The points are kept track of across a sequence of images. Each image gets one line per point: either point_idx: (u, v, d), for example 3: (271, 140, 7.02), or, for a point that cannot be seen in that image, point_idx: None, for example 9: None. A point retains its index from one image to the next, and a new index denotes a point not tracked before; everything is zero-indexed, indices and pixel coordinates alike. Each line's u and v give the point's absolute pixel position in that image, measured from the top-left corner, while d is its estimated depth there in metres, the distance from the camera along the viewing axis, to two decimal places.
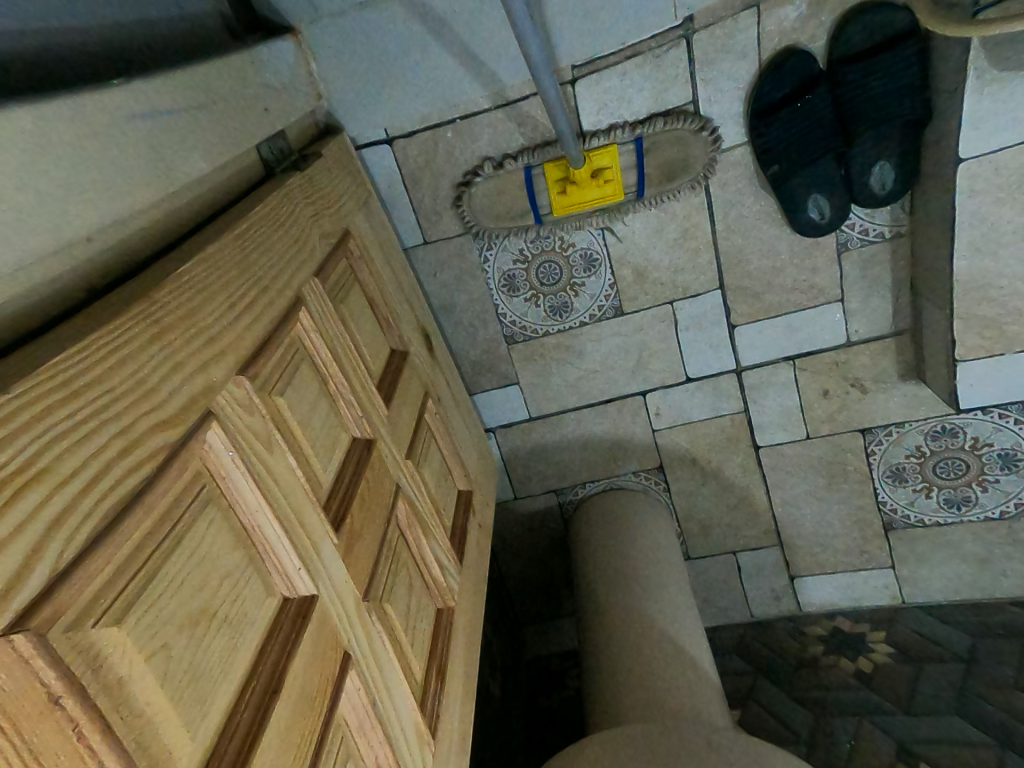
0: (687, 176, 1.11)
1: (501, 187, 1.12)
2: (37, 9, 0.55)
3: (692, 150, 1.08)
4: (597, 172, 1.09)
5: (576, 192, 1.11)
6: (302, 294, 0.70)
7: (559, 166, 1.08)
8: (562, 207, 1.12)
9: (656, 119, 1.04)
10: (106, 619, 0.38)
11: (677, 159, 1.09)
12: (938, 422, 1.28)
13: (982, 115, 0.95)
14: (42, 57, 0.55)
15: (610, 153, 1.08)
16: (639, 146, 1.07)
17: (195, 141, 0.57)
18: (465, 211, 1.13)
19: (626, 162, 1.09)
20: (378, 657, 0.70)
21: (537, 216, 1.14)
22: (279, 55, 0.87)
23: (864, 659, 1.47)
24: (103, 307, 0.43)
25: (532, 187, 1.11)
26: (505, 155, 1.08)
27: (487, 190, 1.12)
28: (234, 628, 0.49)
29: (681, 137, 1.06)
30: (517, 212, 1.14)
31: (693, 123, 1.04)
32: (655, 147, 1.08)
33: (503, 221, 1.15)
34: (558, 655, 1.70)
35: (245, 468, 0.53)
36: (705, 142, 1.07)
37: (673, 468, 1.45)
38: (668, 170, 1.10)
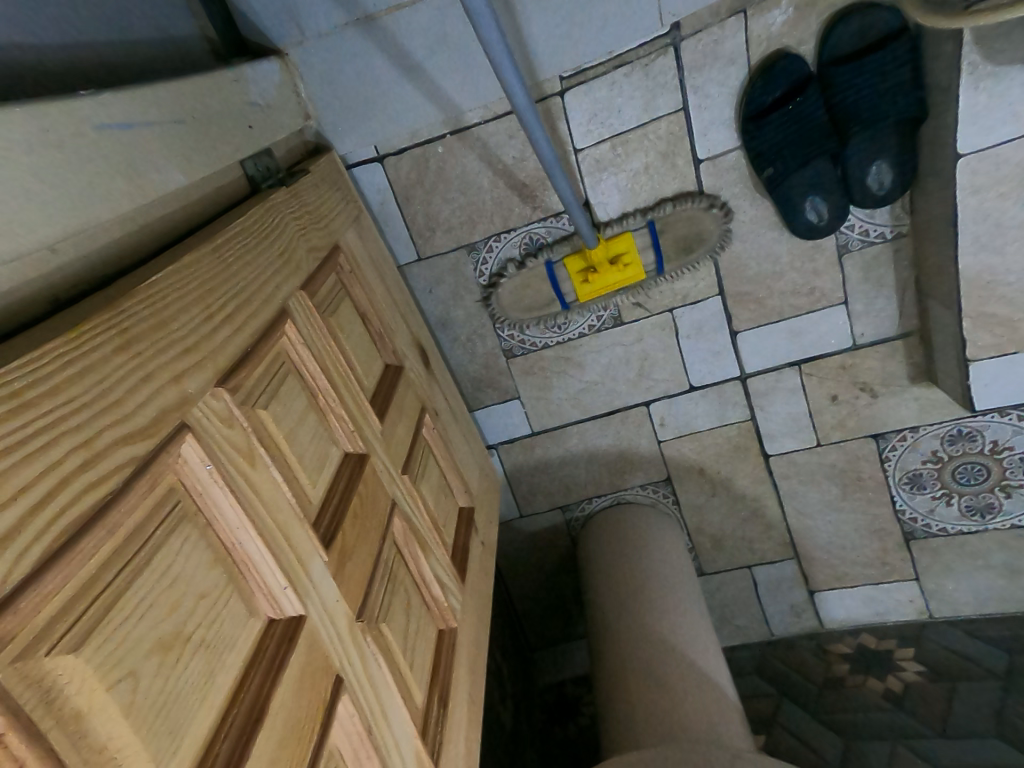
0: (703, 247, 1.15)
1: (525, 282, 1.19)
2: (11, 33, 0.56)
3: (703, 224, 1.13)
4: (616, 258, 1.14)
5: (598, 278, 1.15)
6: (287, 306, 0.69)
7: (579, 259, 1.14)
8: (586, 293, 1.17)
9: (666, 204, 1.10)
10: (62, 646, 0.36)
11: (691, 234, 1.13)
12: (953, 425, 1.23)
13: (980, 109, 0.92)
14: (14, 74, 0.55)
15: (624, 240, 1.13)
16: (651, 228, 1.12)
17: (167, 155, 0.57)
18: (494, 304, 1.21)
19: (641, 244, 1.15)
20: (374, 682, 0.67)
21: (563, 302, 1.20)
22: (264, 77, 0.89)
23: (892, 677, 1.39)
24: (69, 316, 0.43)
25: (554, 279, 1.17)
26: (526, 253, 1.16)
27: (512, 286, 1.20)
28: (211, 652, 0.47)
29: (692, 215, 1.12)
30: (544, 302, 1.21)
31: (702, 201, 1.10)
32: (669, 226, 1.13)
33: (532, 311, 1.22)
34: (572, 680, 1.64)
35: (223, 483, 0.52)
36: (715, 217, 1.12)
37: (681, 480, 1.41)
38: (683, 245, 1.14)
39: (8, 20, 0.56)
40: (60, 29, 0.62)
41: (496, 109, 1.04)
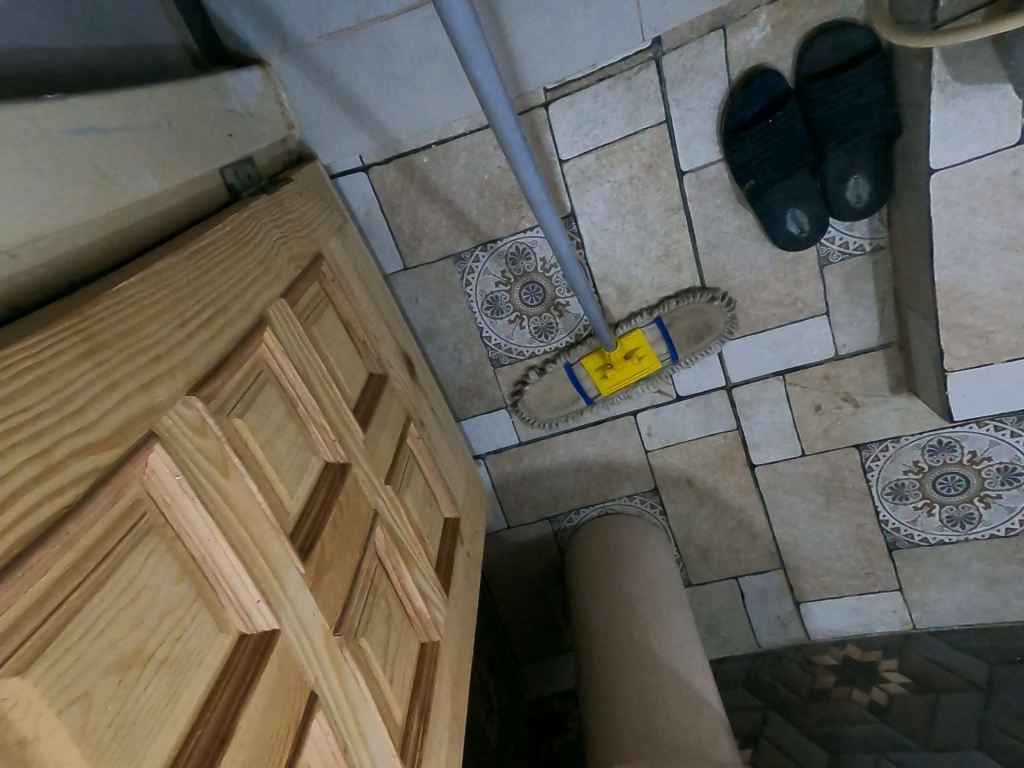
0: (712, 336, 1.21)
1: (548, 385, 1.28)
2: None
3: (710, 315, 1.20)
4: (629, 353, 1.21)
5: (617, 372, 1.23)
6: (267, 315, 0.68)
7: (595, 358, 1.23)
8: (608, 386, 1.24)
9: (669, 301, 1.19)
10: (9, 668, 0.34)
11: (699, 324, 1.20)
12: (933, 436, 1.24)
13: (949, 127, 0.94)
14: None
15: (636, 337, 1.21)
16: (660, 324, 1.20)
17: (140, 162, 0.56)
18: (523, 411, 1.31)
19: (654, 338, 1.22)
20: (351, 698, 0.66)
21: (586, 398, 1.28)
22: (246, 86, 0.89)
23: (877, 689, 1.38)
24: (31, 322, 0.42)
25: (575, 377, 1.25)
26: (545, 359, 1.26)
27: (536, 391, 1.29)
28: (175, 669, 0.46)
29: (697, 308, 1.19)
30: (568, 399, 1.29)
31: (703, 296, 1.18)
32: (676, 321, 1.20)
33: (557, 409, 1.31)
34: (560, 695, 1.62)
35: (194, 493, 0.51)
36: (720, 307, 1.19)
37: (667, 490, 1.41)
38: (694, 334, 1.21)
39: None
40: (29, 34, 0.61)
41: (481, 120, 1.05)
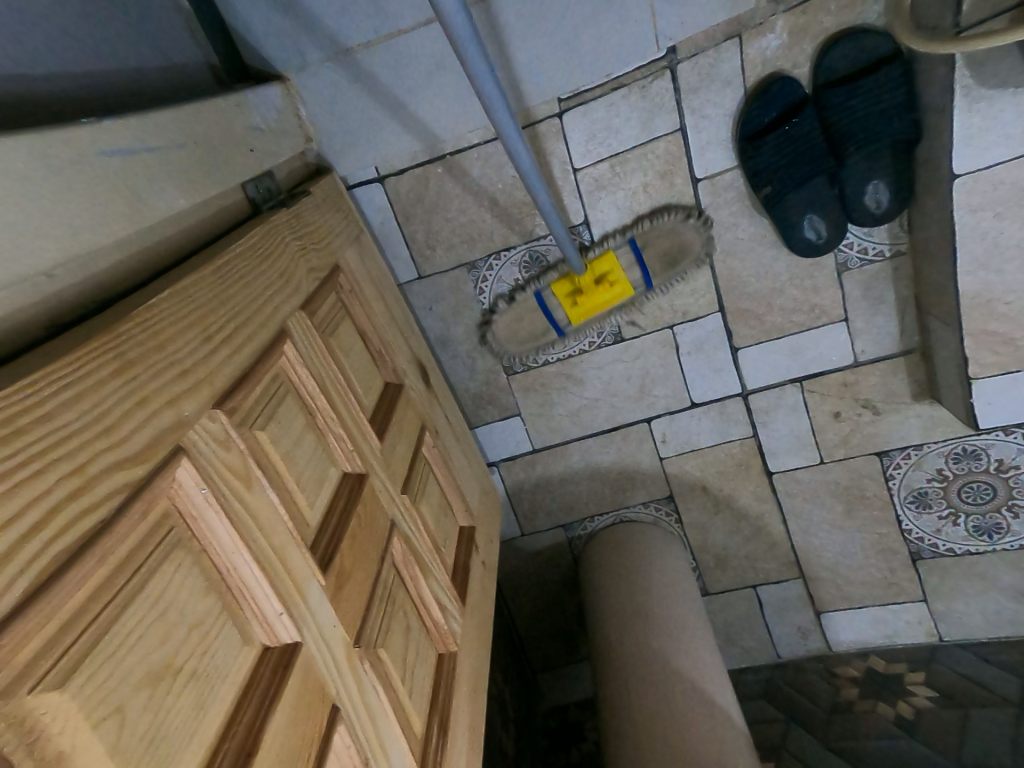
0: (688, 260, 1.15)
1: (518, 314, 1.21)
2: (14, 62, 0.56)
3: (685, 236, 1.13)
4: (601, 278, 1.14)
5: (588, 299, 1.16)
6: (286, 327, 0.69)
7: (565, 283, 1.15)
8: (579, 314, 1.18)
9: (643, 220, 1.11)
10: (48, 684, 0.35)
11: (674, 247, 1.14)
12: (957, 443, 1.22)
13: (973, 132, 0.93)
14: (13, 96, 0.55)
15: (609, 259, 1.14)
16: (634, 246, 1.13)
17: (167, 179, 0.58)
18: (491, 342, 1.24)
19: (627, 262, 1.15)
20: (372, 710, 0.66)
21: (558, 329, 1.21)
22: (267, 101, 0.90)
23: (903, 703, 1.34)
24: (66, 340, 0.42)
25: (546, 307, 1.18)
26: (513, 285, 1.18)
27: (505, 321, 1.22)
28: (203, 683, 0.46)
29: (673, 228, 1.12)
30: (538, 331, 1.22)
31: (679, 213, 1.10)
32: (650, 242, 1.13)
33: (528, 341, 1.24)
34: (577, 704, 1.61)
35: (219, 507, 0.51)
36: (696, 227, 1.12)
37: (683, 498, 1.40)
38: (669, 258, 1.14)
39: (8, 46, 0.56)
40: (61, 56, 0.63)
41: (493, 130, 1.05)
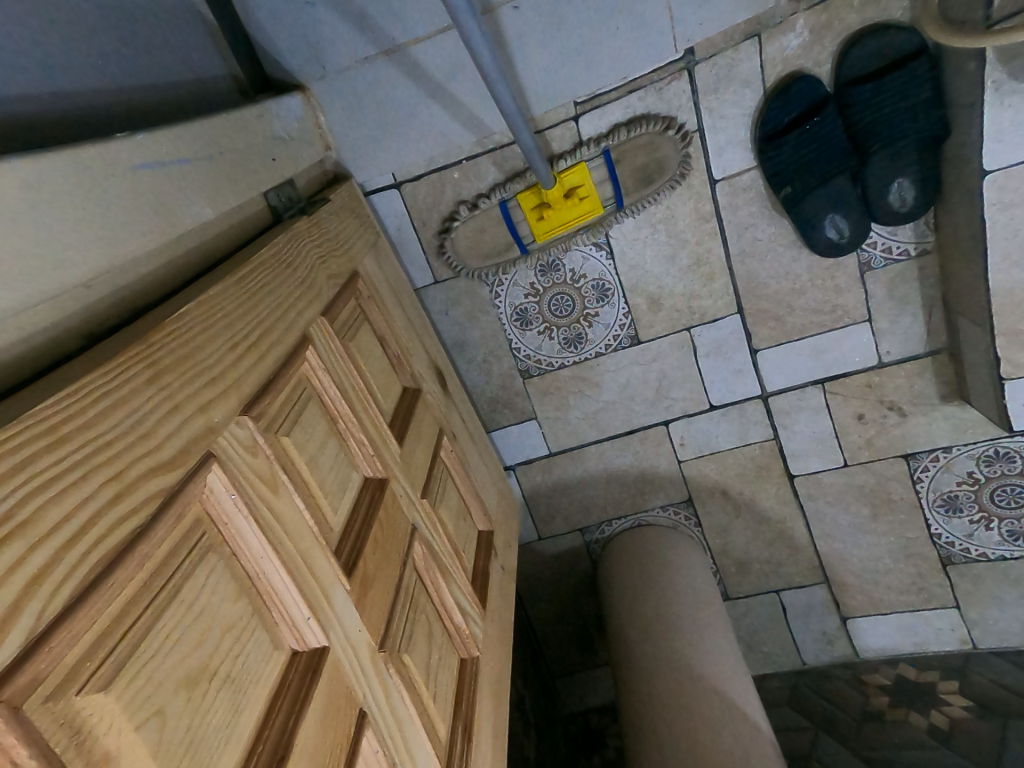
0: (663, 177, 1.07)
1: (481, 226, 1.13)
2: (47, 77, 0.58)
3: (662, 151, 1.05)
4: (571, 192, 1.07)
5: (555, 215, 1.08)
6: (308, 333, 0.70)
7: (533, 194, 1.08)
8: (544, 230, 1.10)
9: (619, 129, 1.03)
10: (92, 685, 0.35)
11: (649, 163, 1.06)
12: (989, 445, 1.19)
13: (1005, 126, 0.92)
14: (49, 113, 0.57)
15: (580, 172, 1.06)
16: (607, 158, 1.05)
17: (196, 189, 0.59)
18: (450, 257, 1.15)
19: (599, 177, 1.07)
20: (397, 714, 0.66)
21: (522, 246, 1.13)
22: (288, 110, 0.91)
23: (937, 713, 1.33)
24: (103, 349, 0.43)
25: (510, 219, 1.11)
26: (478, 195, 1.10)
27: (467, 231, 1.13)
28: (236, 686, 0.46)
29: (649, 140, 1.04)
30: (500, 246, 1.14)
31: (658, 124, 1.03)
32: (625, 155, 1.06)
33: (490, 259, 1.16)
34: (597, 710, 1.60)
35: (248, 512, 0.52)
36: (674, 140, 1.04)
37: (702, 501, 1.38)
38: (642, 175, 1.07)
39: (44, 64, 0.58)
40: (92, 70, 0.64)
41: (495, 140, 1.06)
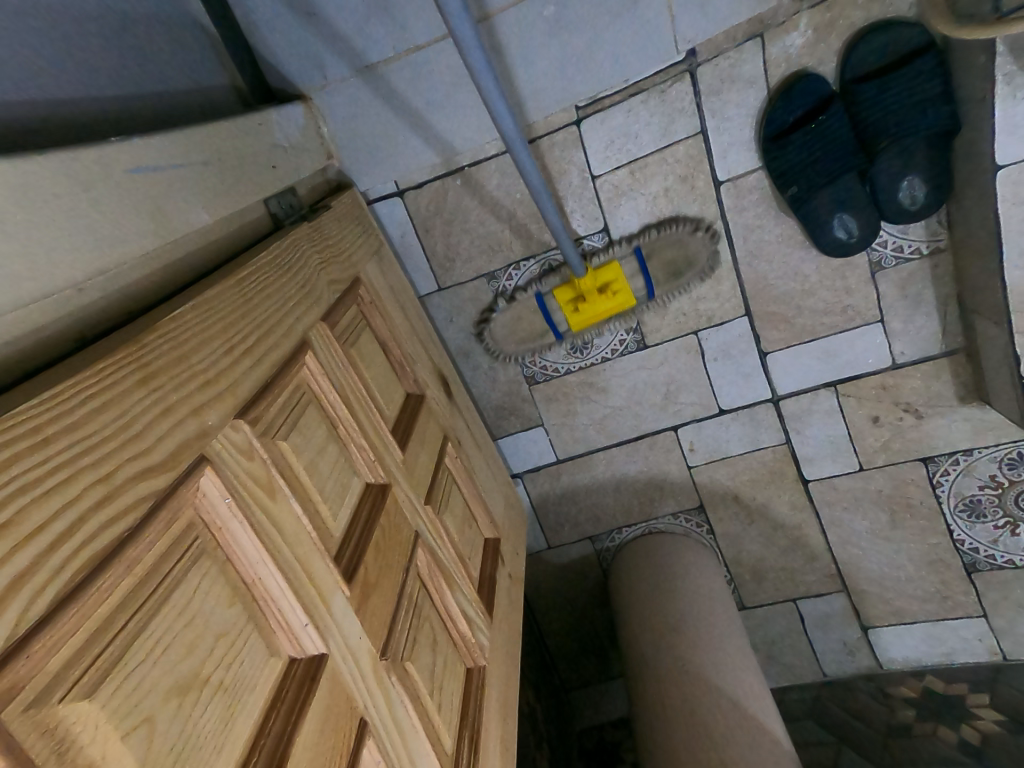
0: (692, 271, 1.13)
1: (517, 315, 1.19)
2: (44, 87, 0.58)
3: (691, 249, 1.12)
4: (605, 286, 1.12)
5: (589, 307, 1.13)
6: (307, 337, 0.70)
7: (568, 289, 1.13)
8: (579, 321, 1.15)
9: (649, 230, 1.10)
10: (75, 693, 0.35)
11: (679, 258, 1.12)
12: (1011, 448, 1.15)
13: (1020, 120, 0.88)
14: (51, 122, 0.58)
15: (613, 268, 1.12)
16: (638, 254, 1.11)
17: (190, 195, 0.59)
18: (487, 341, 1.22)
19: (631, 271, 1.13)
20: (399, 724, 0.64)
21: (557, 333, 1.19)
22: (289, 120, 0.92)
23: (968, 727, 1.29)
24: (93, 351, 0.43)
25: (546, 309, 1.16)
26: (515, 288, 1.17)
27: (505, 320, 1.20)
28: (230, 694, 0.46)
29: (678, 240, 1.11)
30: (537, 332, 1.20)
31: (686, 225, 1.09)
32: (655, 251, 1.12)
33: (524, 343, 1.22)
34: (612, 724, 1.57)
35: (243, 517, 0.51)
36: (702, 239, 1.10)
37: (714, 508, 1.36)
38: (672, 269, 1.13)
39: (43, 74, 0.59)
40: (90, 82, 0.65)
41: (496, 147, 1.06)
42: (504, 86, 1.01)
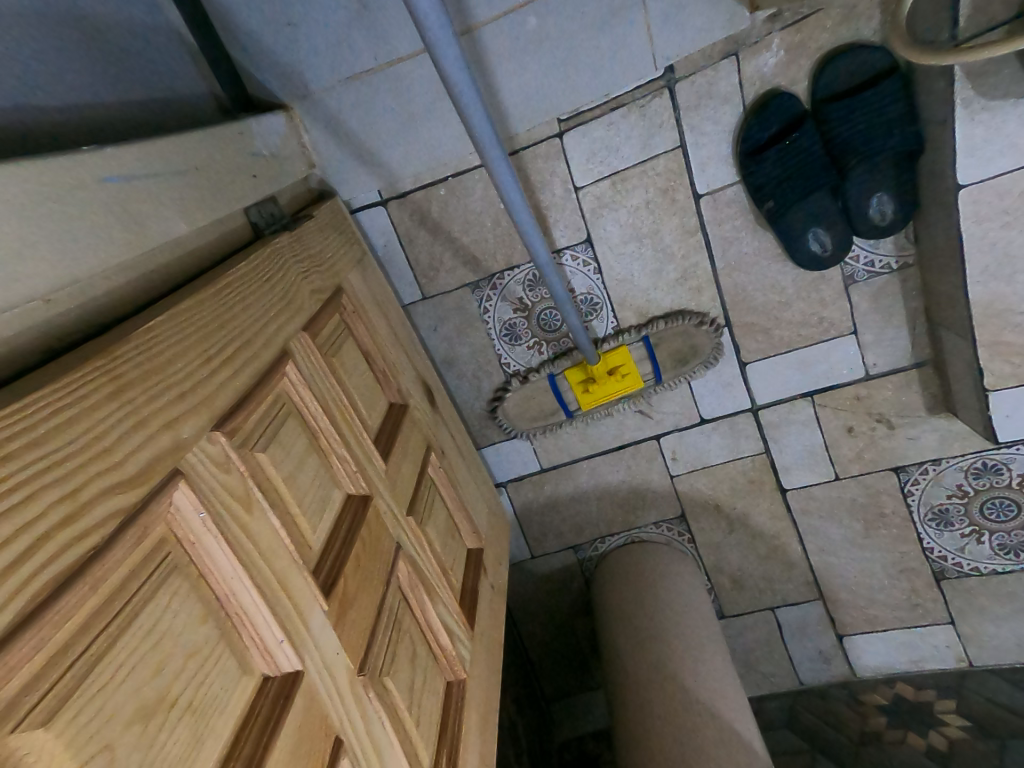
0: (697, 360, 1.20)
1: (529, 394, 1.25)
2: (16, 93, 0.58)
3: (696, 340, 1.19)
4: (613, 370, 1.19)
5: (599, 388, 1.20)
6: (288, 348, 0.69)
7: (578, 371, 1.20)
8: (589, 400, 1.22)
9: (658, 321, 1.17)
10: (31, 721, 0.33)
11: (685, 348, 1.19)
12: (977, 458, 1.18)
13: (977, 142, 0.92)
14: (19, 128, 0.57)
15: (621, 353, 1.19)
16: (646, 343, 1.18)
17: (167, 203, 0.58)
18: (500, 417, 1.27)
19: (639, 356, 1.20)
20: (376, 741, 0.64)
21: (567, 410, 1.25)
22: (270, 129, 0.92)
23: (935, 734, 1.31)
24: (61, 364, 0.42)
25: (557, 389, 1.23)
26: (528, 368, 1.23)
27: (517, 398, 1.26)
28: (199, 715, 0.45)
29: (685, 331, 1.18)
30: (548, 410, 1.26)
31: (692, 319, 1.16)
32: (663, 341, 1.19)
33: (535, 419, 1.28)
34: (593, 735, 1.56)
35: (217, 533, 0.50)
36: (707, 332, 1.18)
37: (695, 517, 1.37)
38: (678, 357, 1.20)
39: (11, 79, 0.58)
40: (59, 86, 0.64)
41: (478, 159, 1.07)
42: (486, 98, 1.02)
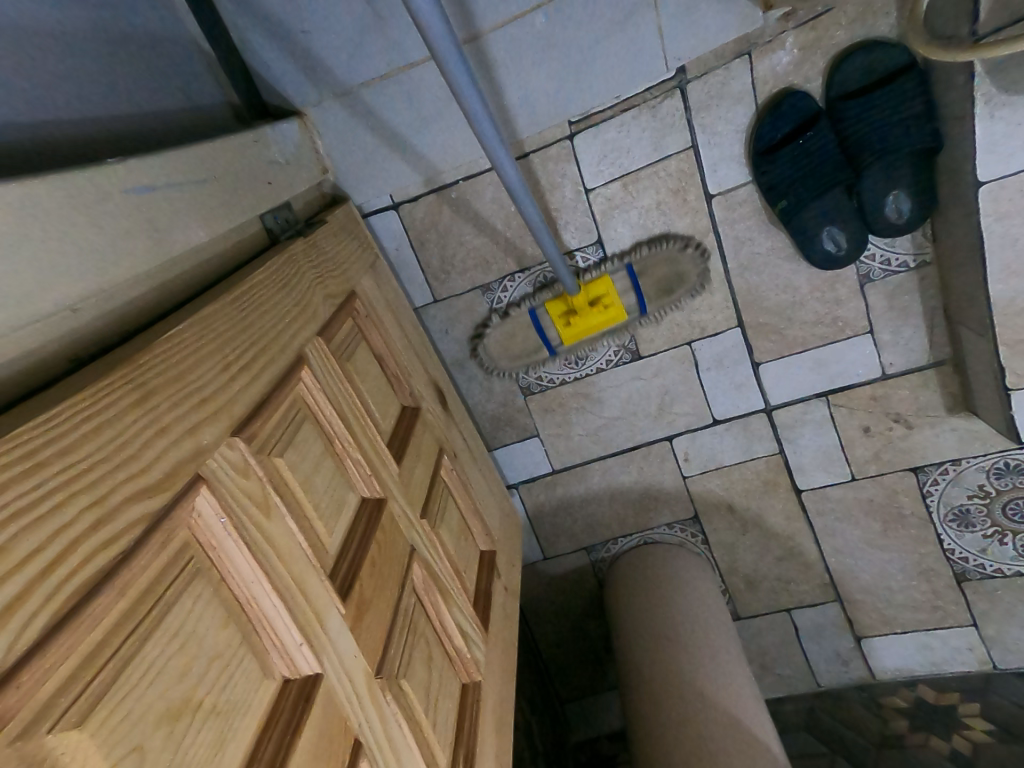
0: (683, 288, 1.15)
1: (510, 332, 1.21)
2: (39, 108, 0.59)
3: (682, 266, 1.14)
4: (596, 301, 1.15)
5: (580, 320, 1.17)
6: (303, 353, 0.69)
7: (560, 303, 1.16)
8: (572, 335, 1.18)
9: (641, 246, 1.12)
10: (66, 722, 0.34)
11: (670, 276, 1.14)
12: (998, 457, 1.16)
13: (999, 138, 0.91)
14: (44, 142, 0.58)
15: (604, 283, 1.15)
16: (630, 272, 1.14)
17: (187, 212, 0.59)
18: (481, 358, 1.23)
19: (622, 287, 1.15)
20: (394, 744, 0.64)
21: (550, 348, 1.21)
22: (284, 136, 0.93)
23: (959, 737, 1.29)
24: (89, 372, 0.43)
25: (539, 325, 1.19)
26: (508, 304, 1.18)
27: (497, 336, 1.21)
28: (223, 718, 0.45)
29: (670, 257, 1.13)
30: (531, 349, 1.22)
31: (677, 243, 1.11)
32: (648, 269, 1.14)
33: (518, 359, 1.23)
34: (607, 737, 1.56)
35: (238, 537, 0.51)
36: (693, 258, 1.13)
37: (708, 518, 1.36)
38: (663, 286, 1.15)
39: (35, 93, 0.59)
40: (81, 99, 0.65)
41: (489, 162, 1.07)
42: (497, 102, 1.02)
